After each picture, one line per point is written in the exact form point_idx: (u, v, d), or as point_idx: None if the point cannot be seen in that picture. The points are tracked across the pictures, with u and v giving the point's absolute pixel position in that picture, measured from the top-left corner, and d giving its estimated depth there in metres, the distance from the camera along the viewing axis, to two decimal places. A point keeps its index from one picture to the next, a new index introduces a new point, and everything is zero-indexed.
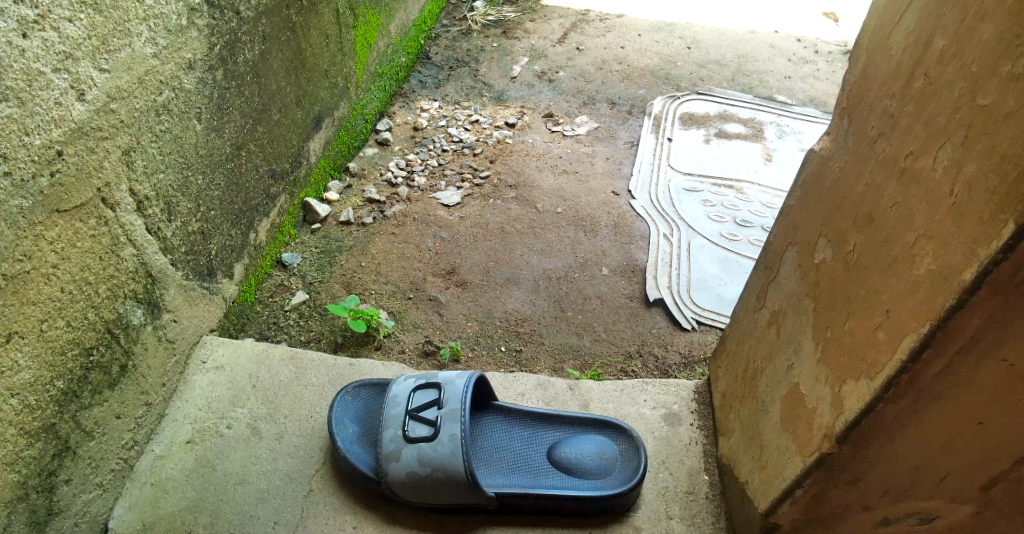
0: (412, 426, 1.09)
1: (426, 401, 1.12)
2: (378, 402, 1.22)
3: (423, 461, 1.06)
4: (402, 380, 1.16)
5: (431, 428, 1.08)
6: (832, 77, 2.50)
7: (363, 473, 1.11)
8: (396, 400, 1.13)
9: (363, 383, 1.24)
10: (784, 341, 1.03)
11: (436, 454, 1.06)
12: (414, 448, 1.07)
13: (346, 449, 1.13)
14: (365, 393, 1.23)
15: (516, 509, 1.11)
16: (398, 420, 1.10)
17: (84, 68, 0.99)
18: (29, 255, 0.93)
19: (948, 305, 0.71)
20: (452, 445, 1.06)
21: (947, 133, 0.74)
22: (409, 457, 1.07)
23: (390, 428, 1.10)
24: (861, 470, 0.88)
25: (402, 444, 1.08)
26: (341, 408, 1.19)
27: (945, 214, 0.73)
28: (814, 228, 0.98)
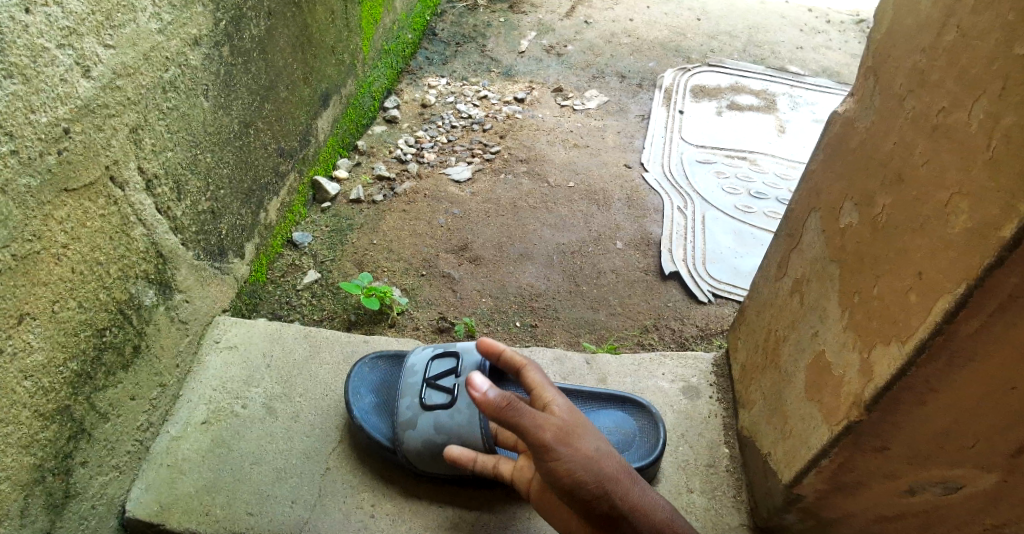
0: (429, 394, 1.08)
1: (443, 367, 1.10)
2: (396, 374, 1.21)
3: (439, 430, 1.05)
4: (421, 350, 1.15)
5: (448, 397, 1.07)
6: (845, 46, 2.46)
7: (379, 444, 1.09)
8: (413, 371, 1.12)
9: (380, 355, 1.23)
10: (808, 309, 1.01)
11: (453, 422, 1.05)
12: (430, 416, 1.06)
13: (362, 419, 1.12)
14: (382, 365, 1.22)
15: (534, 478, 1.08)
16: (415, 389, 1.09)
17: (89, 44, 0.97)
18: (38, 235, 0.92)
19: (985, 264, 0.69)
20: (469, 413, 1.04)
21: (981, 87, 0.72)
22: (425, 426, 1.06)
23: (407, 396, 1.09)
24: (888, 436, 0.86)
25: (418, 412, 1.07)
26: (358, 378, 1.18)
27: (981, 169, 0.71)
28: (838, 191, 0.96)
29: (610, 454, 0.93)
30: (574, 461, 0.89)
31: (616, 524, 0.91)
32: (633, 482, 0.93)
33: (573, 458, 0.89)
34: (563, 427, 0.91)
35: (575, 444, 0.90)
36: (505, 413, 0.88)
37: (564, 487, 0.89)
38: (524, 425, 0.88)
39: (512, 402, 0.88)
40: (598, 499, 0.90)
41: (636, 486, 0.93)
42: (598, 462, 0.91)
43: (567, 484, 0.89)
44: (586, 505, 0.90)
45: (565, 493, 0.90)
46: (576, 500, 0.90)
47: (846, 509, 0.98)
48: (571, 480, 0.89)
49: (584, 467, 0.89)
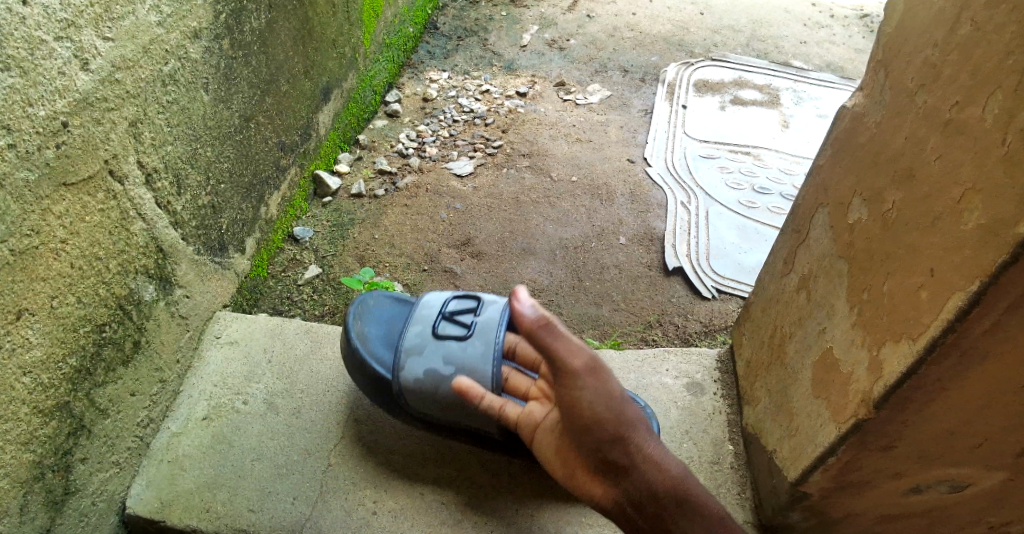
0: (444, 325, 1.07)
1: (460, 302, 1.10)
2: (401, 314, 1.21)
3: (447, 360, 1.04)
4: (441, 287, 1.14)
5: (464, 330, 1.06)
6: (849, 41, 2.45)
7: (377, 372, 1.09)
8: (427, 302, 1.11)
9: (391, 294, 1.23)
10: (815, 305, 1.00)
11: (463, 354, 1.03)
12: (441, 346, 1.05)
13: (361, 345, 1.12)
14: (390, 301, 1.22)
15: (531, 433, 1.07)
16: (430, 319, 1.08)
17: (88, 37, 0.96)
18: (37, 230, 0.91)
19: (1000, 262, 0.68)
20: (482, 348, 1.03)
21: (995, 82, 0.71)
22: (433, 355, 1.05)
23: (417, 324, 1.08)
24: (896, 434, 0.85)
25: (428, 340, 1.06)
26: (366, 310, 1.18)
27: (996, 166, 0.70)
28: (846, 187, 0.95)
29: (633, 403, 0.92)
30: (592, 396, 0.89)
31: (627, 475, 0.89)
32: (650, 434, 0.91)
33: (597, 389, 0.90)
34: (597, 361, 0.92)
35: (604, 378, 0.91)
36: (541, 330, 0.92)
37: (585, 418, 0.89)
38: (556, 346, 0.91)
39: (550, 323, 0.93)
40: (613, 443, 0.89)
41: (654, 444, 0.90)
42: (621, 403, 0.90)
43: (587, 415, 0.89)
44: (602, 444, 0.89)
45: (582, 427, 0.89)
46: (593, 437, 0.89)
47: (852, 507, 0.97)
48: (592, 411, 0.89)
49: (608, 401, 0.90)
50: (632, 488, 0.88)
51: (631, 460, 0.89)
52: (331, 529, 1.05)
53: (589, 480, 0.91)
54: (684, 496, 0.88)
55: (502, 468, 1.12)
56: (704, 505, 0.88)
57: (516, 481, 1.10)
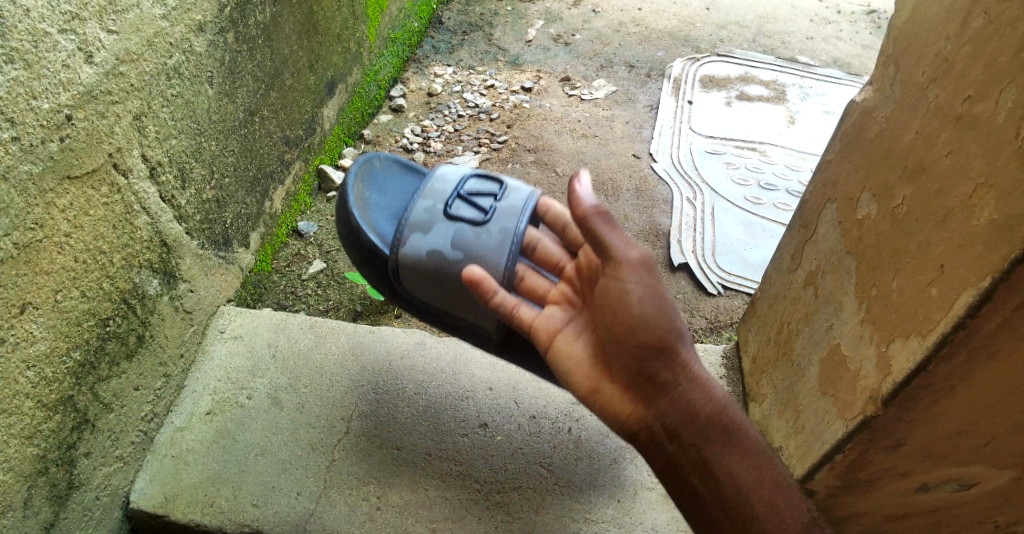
0: (458, 206, 1.07)
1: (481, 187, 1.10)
2: (403, 189, 1.21)
3: (456, 243, 1.04)
4: (460, 166, 1.14)
5: (479, 215, 1.06)
6: (856, 37, 2.44)
7: (372, 244, 1.09)
8: (442, 179, 1.11)
9: (395, 162, 1.23)
10: (822, 301, 1.00)
11: (476, 240, 1.04)
12: (452, 227, 1.05)
13: (360, 214, 1.11)
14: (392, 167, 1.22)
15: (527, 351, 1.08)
16: (444, 197, 1.08)
17: (92, 29, 0.96)
18: (40, 223, 0.90)
19: (1010, 257, 0.68)
20: (498, 238, 1.04)
21: (1008, 77, 0.71)
22: (442, 235, 1.05)
23: (428, 199, 1.08)
24: (904, 434, 0.85)
25: (438, 219, 1.06)
26: (369, 177, 1.18)
27: (1008, 160, 0.70)
28: (856, 182, 0.96)
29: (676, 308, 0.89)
30: (643, 297, 0.84)
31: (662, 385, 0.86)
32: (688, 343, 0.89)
33: (648, 286, 0.85)
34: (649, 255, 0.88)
35: (654, 275, 0.86)
36: (597, 220, 0.86)
37: (629, 319, 0.85)
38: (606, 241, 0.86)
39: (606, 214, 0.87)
40: (654, 351, 0.85)
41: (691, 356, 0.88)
42: (668, 305, 0.86)
43: (635, 314, 0.84)
44: (643, 348, 0.85)
45: (624, 329, 0.85)
46: (635, 339, 0.85)
47: (858, 504, 0.97)
48: (640, 311, 0.84)
49: (658, 301, 0.85)
50: (666, 398, 0.86)
51: (668, 366, 0.86)
52: (335, 525, 1.05)
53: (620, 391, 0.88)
54: (723, 422, 0.87)
55: (505, 462, 1.12)
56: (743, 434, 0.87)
57: (521, 476, 1.11)
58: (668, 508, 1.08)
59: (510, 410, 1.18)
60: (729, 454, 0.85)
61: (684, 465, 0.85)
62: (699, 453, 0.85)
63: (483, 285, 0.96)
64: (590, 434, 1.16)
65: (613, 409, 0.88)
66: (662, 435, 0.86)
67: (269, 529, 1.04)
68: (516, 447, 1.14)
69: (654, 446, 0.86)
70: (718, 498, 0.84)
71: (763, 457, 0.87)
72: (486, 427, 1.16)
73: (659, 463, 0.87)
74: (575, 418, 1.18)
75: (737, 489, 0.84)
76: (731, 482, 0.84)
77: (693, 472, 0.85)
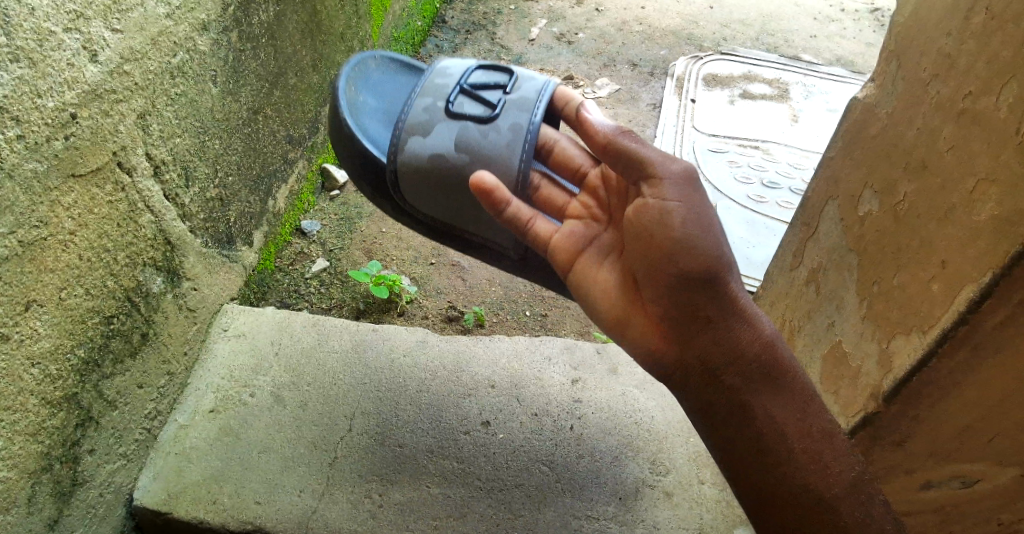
0: (463, 104, 1.04)
1: (486, 72, 1.08)
2: (393, 90, 1.20)
3: (460, 144, 1.02)
4: (464, 60, 1.10)
5: (485, 112, 1.03)
6: (860, 35, 2.43)
7: (366, 150, 1.07)
8: (444, 65, 1.10)
9: (390, 61, 1.23)
10: (825, 298, 1.05)
11: (485, 140, 1.01)
12: (455, 126, 1.03)
13: (350, 116, 1.10)
14: (386, 67, 1.22)
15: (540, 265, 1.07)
16: (447, 94, 1.05)
17: (96, 28, 0.96)
18: (45, 222, 0.91)
19: (1011, 252, 0.72)
20: (508, 137, 1.01)
21: (1010, 73, 0.75)
22: (444, 136, 1.02)
23: (429, 97, 1.05)
24: (908, 430, 0.89)
25: (440, 119, 1.03)
26: (361, 79, 1.16)
27: (1009, 154, 0.74)
28: (858, 178, 0.99)
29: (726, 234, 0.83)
30: (679, 219, 0.81)
31: (703, 320, 0.81)
32: (737, 276, 0.83)
33: (688, 204, 0.81)
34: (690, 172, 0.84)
35: (695, 191, 0.83)
36: (621, 138, 0.86)
37: (666, 241, 0.80)
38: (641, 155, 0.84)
39: (629, 133, 0.87)
40: (699, 284, 0.80)
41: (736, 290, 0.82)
42: (713, 229, 0.81)
43: (674, 235, 0.80)
44: (683, 276, 0.80)
45: (660, 253, 0.81)
46: (674, 265, 0.80)
47: None
48: (681, 234, 0.80)
49: (699, 222, 0.81)
50: (706, 334, 0.82)
51: (714, 300, 0.81)
52: (338, 522, 1.05)
53: (652, 327, 0.85)
54: (771, 363, 0.82)
55: (508, 460, 1.12)
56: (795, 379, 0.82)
57: (523, 474, 1.11)
58: (671, 505, 1.09)
59: (512, 407, 1.18)
60: (772, 399, 0.81)
61: (720, 402, 0.83)
62: (738, 397, 0.82)
63: (495, 195, 0.90)
64: (592, 431, 1.16)
65: (642, 342, 0.86)
66: (696, 369, 0.83)
67: (272, 527, 1.05)
68: (519, 445, 1.14)
69: (688, 379, 0.84)
70: (755, 446, 0.82)
71: (808, 400, 0.83)
72: (487, 425, 1.16)
73: (697, 401, 0.84)
74: (577, 415, 1.18)
75: (779, 437, 0.81)
76: (772, 430, 0.81)
77: (728, 409, 0.82)
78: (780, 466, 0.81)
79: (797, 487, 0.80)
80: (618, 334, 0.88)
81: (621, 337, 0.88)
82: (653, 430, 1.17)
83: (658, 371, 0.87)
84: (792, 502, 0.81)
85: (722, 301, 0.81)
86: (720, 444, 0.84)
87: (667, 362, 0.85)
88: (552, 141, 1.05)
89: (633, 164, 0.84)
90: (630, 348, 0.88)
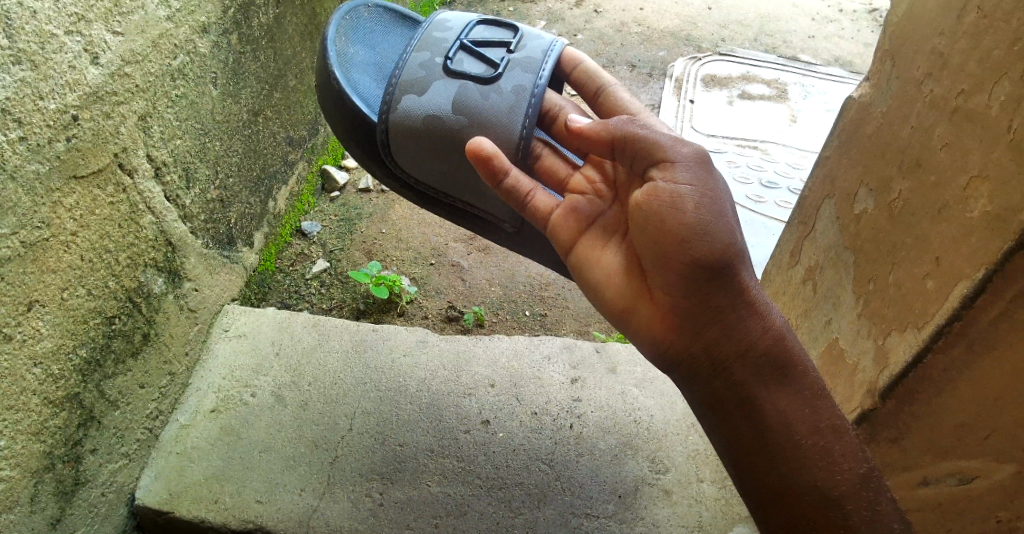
0: (464, 63, 1.06)
1: (487, 27, 1.11)
2: (385, 48, 1.21)
3: (458, 104, 1.03)
4: (465, 18, 1.12)
5: (487, 73, 1.04)
6: (858, 35, 2.44)
7: (357, 107, 1.07)
8: (444, 18, 1.13)
9: (383, 18, 1.24)
10: (822, 296, 1.07)
11: (486, 102, 1.02)
12: (455, 85, 1.04)
13: (344, 73, 1.10)
14: (378, 17, 1.23)
15: (536, 240, 1.09)
16: (446, 52, 1.07)
17: (97, 31, 0.97)
18: (47, 222, 0.91)
19: (1004, 249, 0.74)
20: (509, 100, 1.03)
21: (1002, 71, 0.77)
22: (443, 94, 1.03)
23: (427, 54, 1.06)
24: (904, 427, 0.91)
25: (439, 77, 1.05)
26: (354, 35, 1.17)
27: (1002, 152, 0.75)
28: (853, 177, 1.00)
29: (738, 223, 0.83)
30: (688, 206, 0.81)
31: (711, 307, 0.82)
32: (748, 264, 0.83)
33: (699, 191, 0.82)
34: (702, 159, 0.84)
35: (706, 178, 0.83)
36: (627, 127, 0.86)
37: (676, 228, 0.81)
38: (650, 141, 0.85)
39: (636, 121, 0.87)
40: (708, 270, 0.80)
41: (745, 277, 0.83)
42: (723, 216, 0.82)
43: (685, 222, 0.80)
44: (692, 264, 0.80)
45: (670, 241, 0.81)
46: (684, 253, 0.80)
47: None
48: (692, 221, 0.80)
49: (709, 209, 0.81)
50: (714, 321, 0.82)
51: (723, 289, 0.81)
52: (339, 520, 1.06)
53: (658, 313, 0.85)
54: (780, 357, 0.82)
55: (508, 459, 1.12)
56: (801, 373, 0.82)
57: (523, 472, 1.11)
58: (670, 503, 1.09)
59: (512, 406, 1.19)
60: (779, 391, 0.82)
61: (725, 390, 0.83)
62: (745, 387, 0.82)
63: (494, 164, 0.91)
64: (592, 430, 1.17)
65: (648, 329, 0.86)
66: (703, 357, 0.83)
67: (273, 526, 1.05)
68: (519, 444, 1.14)
69: (695, 368, 0.84)
70: (762, 439, 0.82)
71: (816, 392, 0.83)
72: (487, 424, 1.16)
73: (704, 390, 0.85)
74: (576, 414, 1.18)
75: (786, 431, 0.81)
76: (780, 422, 0.81)
77: (732, 396, 0.83)
78: (787, 460, 0.81)
79: (805, 482, 0.80)
80: (622, 320, 0.89)
81: (625, 322, 0.89)
82: (652, 429, 1.17)
83: (662, 358, 0.87)
84: (800, 499, 0.81)
85: (733, 290, 0.82)
86: (724, 432, 0.85)
87: (673, 350, 0.85)
88: (556, 107, 1.08)
89: (643, 150, 0.85)
90: (634, 334, 0.88)
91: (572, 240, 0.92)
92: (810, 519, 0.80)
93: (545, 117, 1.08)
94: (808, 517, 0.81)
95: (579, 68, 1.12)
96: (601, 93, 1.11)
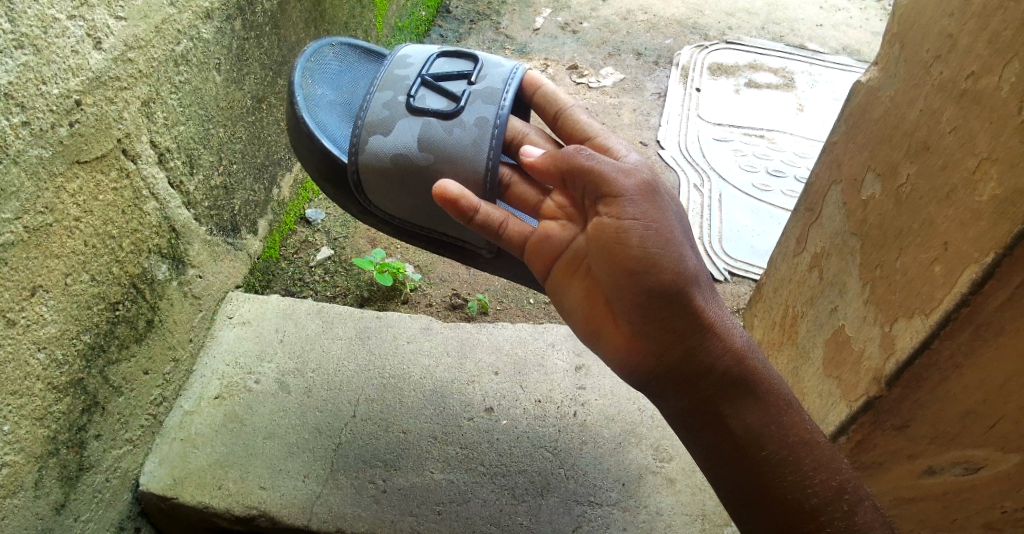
0: (427, 98, 1.02)
1: (449, 59, 1.08)
2: (348, 82, 1.18)
3: (423, 139, 0.99)
4: (425, 51, 1.09)
5: (450, 106, 1.01)
6: (867, 24, 2.42)
7: (325, 149, 1.04)
8: (405, 53, 1.09)
9: (346, 51, 1.21)
10: (828, 283, 1.06)
11: (450, 136, 0.99)
12: (419, 120, 1.00)
13: (308, 112, 1.07)
14: (343, 55, 1.20)
15: (515, 263, 1.06)
16: (408, 88, 1.03)
17: (100, 16, 0.96)
18: (51, 207, 0.91)
19: (1013, 233, 0.73)
20: (473, 132, 0.99)
21: (1013, 50, 0.76)
22: (408, 131, 1.00)
23: (389, 91, 1.03)
24: (910, 414, 0.91)
25: (404, 112, 1.01)
26: (317, 72, 1.14)
27: (1012, 133, 0.75)
28: (860, 162, 1.00)
29: (687, 249, 0.82)
30: (636, 236, 0.79)
31: (669, 333, 0.81)
32: (703, 289, 0.82)
33: (645, 222, 0.80)
34: (647, 189, 0.82)
35: (651, 208, 0.81)
36: (575, 161, 0.84)
37: (626, 260, 0.79)
38: (597, 173, 0.82)
39: (583, 152, 0.84)
40: (658, 298, 0.79)
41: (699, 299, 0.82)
42: (671, 246, 0.80)
43: (632, 254, 0.79)
44: (646, 294, 0.79)
45: (622, 273, 0.80)
46: (636, 284, 0.79)
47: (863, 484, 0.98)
48: (641, 253, 0.79)
49: (656, 240, 0.79)
50: (673, 346, 0.81)
51: (680, 315, 0.80)
52: (342, 507, 1.06)
53: (620, 339, 0.84)
54: (744, 372, 0.82)
55: (512, 446, 1.12)
56: (770, 386, 0.83)
57: (526, 460, 1.11)
58: (674, 491, 1.09)
59: (516, 395, 1.18)
60: (751, 407, 0.82)
61: (695, 406, 0.83)
62: (714, 403, 0.82)
63: (461, 205, 0.87)
64: (595, 418, 1.16)
65: (613, 353, 0.86)
66: (668, 378, 0.83)
67: (276, 511, 1.06)
68: (523, 431, 1.14)
69: (662, 388, 0.84)
70: (748, 449, 0.82)
71: (788, 405, 0.83)
72: (490, 412, 1.16)
73: (676, 407, 0.85)
74: (580, 402, 1.18)
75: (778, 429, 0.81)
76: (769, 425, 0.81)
77: (701, 412, 0.83)
78: (778, 464, 0.81)
79: (794, 489, 0.80)
80: (592, 344, 0.88)
81: (593, 345, 0.88)
82: (656, 417, 1.17)
83: (630, 378, 0.86)
84: (790, 504, 0.81)
85: (689, 315, 0.81)
86: (704, 443, 0.84)
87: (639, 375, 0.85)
88: (519, 134, 1.03)
89: (590, 182, 0.82)
90: (602, 358, 0.88)
91: (541, 272, 0.90)
92: (802, 520, 0.81)
93: (509, 146, 1.03)
94: (802, 519, 0.80)
95: (539, 91, 1.06)
96: (560, 115, 1.03)
